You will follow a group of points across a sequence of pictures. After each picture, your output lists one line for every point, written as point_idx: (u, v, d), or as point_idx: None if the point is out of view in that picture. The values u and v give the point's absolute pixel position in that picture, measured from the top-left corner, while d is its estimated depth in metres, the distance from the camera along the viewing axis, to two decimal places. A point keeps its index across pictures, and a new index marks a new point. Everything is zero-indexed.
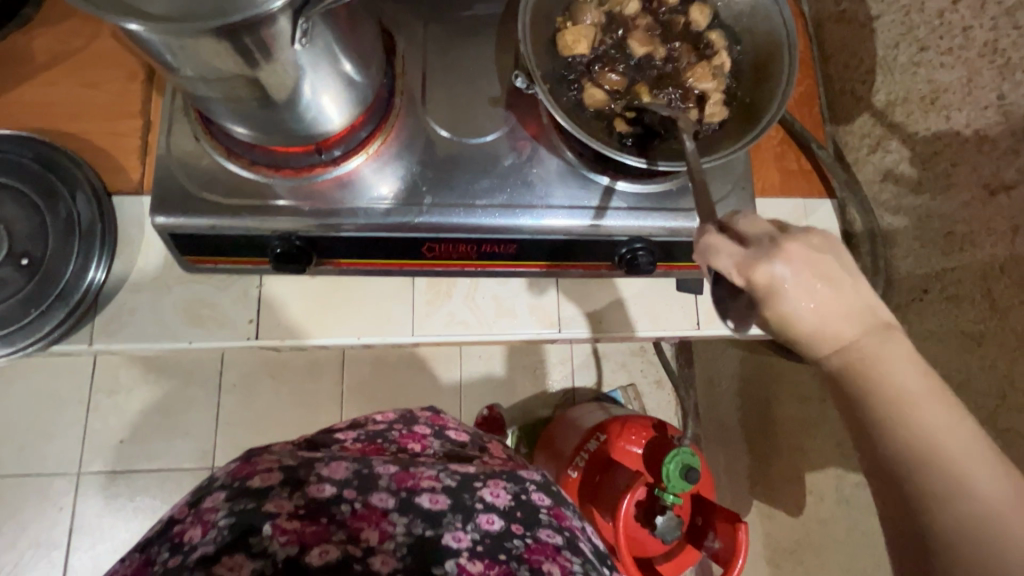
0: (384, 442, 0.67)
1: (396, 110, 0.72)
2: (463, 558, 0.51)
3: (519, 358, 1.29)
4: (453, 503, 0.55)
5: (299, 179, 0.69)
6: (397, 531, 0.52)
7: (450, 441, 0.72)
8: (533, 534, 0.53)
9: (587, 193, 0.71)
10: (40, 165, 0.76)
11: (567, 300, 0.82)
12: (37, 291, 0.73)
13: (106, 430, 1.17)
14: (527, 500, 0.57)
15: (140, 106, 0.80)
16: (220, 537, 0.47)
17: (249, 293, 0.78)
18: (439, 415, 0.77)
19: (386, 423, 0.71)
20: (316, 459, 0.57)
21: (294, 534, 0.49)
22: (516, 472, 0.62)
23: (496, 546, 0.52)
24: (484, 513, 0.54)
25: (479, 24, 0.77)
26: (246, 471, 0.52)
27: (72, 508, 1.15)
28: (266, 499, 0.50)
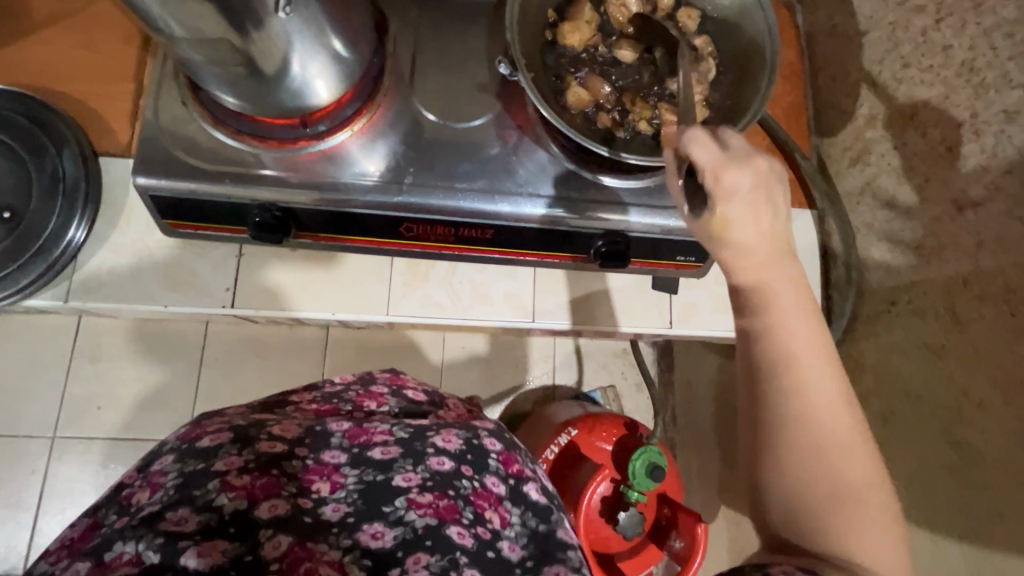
0: (340, 402, 0.69)
1: (384, 89, 0.73)
2: (413, 493, 0.55)
3: (502, 352, 1.29)
4: (405, 450, 0.58)
5: (284, 150, 0.70)
6: (348, 482, 0.55)
7: (409, 397, 0.72)
8: (480, 479, 0.59)
9: (567, 184, 0.72)
10: (28, 120, 0.76)
11: (543, 291, 0.83)
12: (17, 244, 0.74)
13: (84, 395, 1.17)
14: (478, 445, 0.61)
15: (134, 71, 0.81)
16: (168, 496, 0.49)
17: (228, 262, 0.78)
18: (399, 376, 0.76)
19: (343, 385, 0.73)
20: (264, 421, 0.58)
21: (244, 490, 0.51)
22: (470, 421, 0.65)
23: (445, 482, 0.56)
24: (435, 456, 0.58)
25: (476, 11, 0.78)
26: (194, 433, 0.55)
27: (45, 472, 1.16)
28: (212, 460, 0.52)
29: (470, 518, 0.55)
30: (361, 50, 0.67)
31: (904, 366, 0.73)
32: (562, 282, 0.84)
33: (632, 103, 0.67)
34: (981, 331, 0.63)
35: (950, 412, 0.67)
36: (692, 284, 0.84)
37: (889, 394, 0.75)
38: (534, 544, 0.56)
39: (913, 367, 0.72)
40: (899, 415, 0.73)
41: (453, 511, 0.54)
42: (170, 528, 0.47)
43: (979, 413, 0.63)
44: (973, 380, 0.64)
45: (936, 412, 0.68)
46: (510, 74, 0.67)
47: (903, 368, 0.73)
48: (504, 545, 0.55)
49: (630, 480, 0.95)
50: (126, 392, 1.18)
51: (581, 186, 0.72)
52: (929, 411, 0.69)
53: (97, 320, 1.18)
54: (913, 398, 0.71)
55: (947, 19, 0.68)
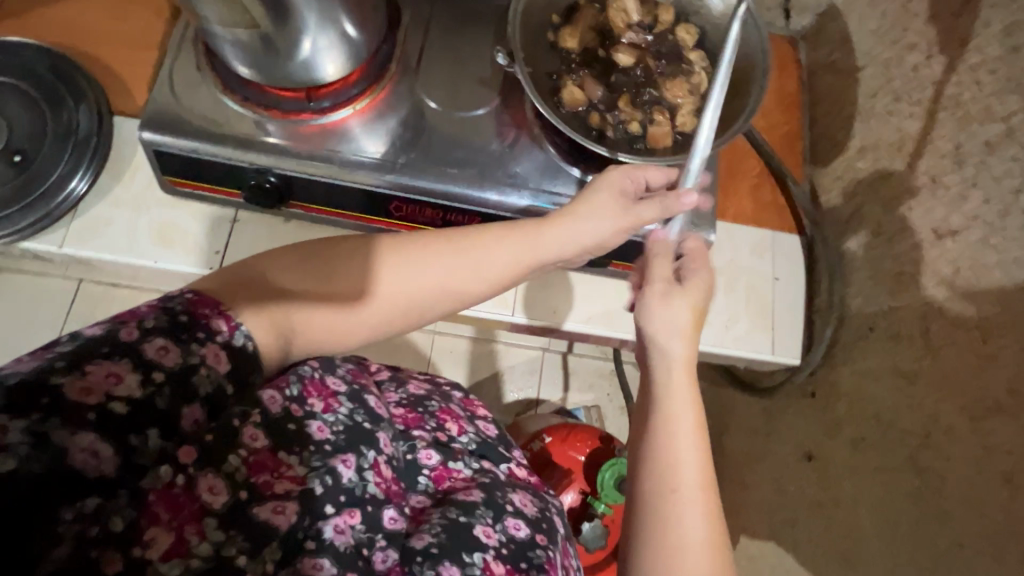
0: (425, 413, 0.64)
1: (390, 74, 0.76)
2: (489, 555, 0.49)
3: (490, 360, 1.29)
4: (487, 499, 0.55)
5: (286, 121, 0.72)
6: (432, 518, 0.52)
7: (481, 430, 0.68)
8: (552, 549, 0.55)
9: (553, 179, 0.73)
10: (52, 73, 0.80)
11: (526, 287, 0.84)
12: (17, 188, 0.75)
13: None
14: (549, 518, 0.59)
15: (161, 40, 0.85)
16: (339, 429, 0.49)
17: (222, 226, 0.80)
18: (471, 401, 0.72)
19: (424, 389, 0.68)
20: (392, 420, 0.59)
21: (384, 482, 0.50)
22: (541, 491, 0.64)
23: (520, 551, 0.52)
24: (513, 518, 0.54)
25: (489, 13, 0.81)
26: (316, 387, 0.51)
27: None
28: (375, 426, 0.53)
29: None
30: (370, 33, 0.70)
31: (877, 392, 0.72)
32: (544, 281, 0.84)
33: (624, 105, 0.69)
34: (953, 358, 0.64)
35: (915, 439, 0.67)
36: None
37: (859, 420, 0.74)
38: None
39: (886, 393, 0.71)
40: (866, 439, 0.73)
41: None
42: (337, 469, 0.47)
43: (947, 440, 0.63)
44: (942, 409, 0.64)
45: (903, 437, 0.68)
46: (507, 66, 0.70)
47: (875, 395, 0.73)
48: None
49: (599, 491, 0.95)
50: None
51: (567, 182, 0.73)
52: (897, 436, 0.69)
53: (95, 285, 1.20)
54: (881, 423, 0.71)
55: (936, 56, 0.70)
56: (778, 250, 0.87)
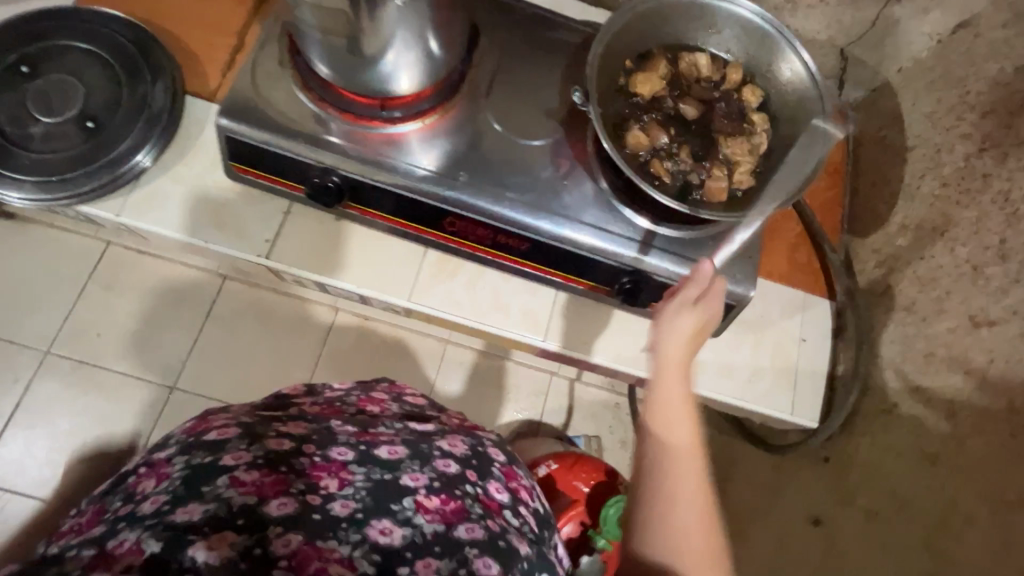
0: (343, 404, 0.71)
1: (460, 95, 0.78)
2: (420, 495, 0.54)
3: (496, 377, 1.28)
4: (410, 453, 0.58)
5: (356, 125, 0.74)
6: (356, 479, 0.53)
7: (408, 402, 0.76)
8: (483, 485, 0.60)
9: (604, 216, 0.75)
10: (132, 46, 0.81)
11: (560, 314, 0.85)
12: (86, 154, 0.77)
13: (87, 318, 1.18)
14: (483, 452, 0.65)
15: (238, 28, 0.87)
16: (173, 488, 0.47)
17: (273, 215, 0.82)
18: (398, 386, 0.81)
19: (344, 390, 0.77)
20: (270, 424, 0.58)
21: (254, 486, 0.48)
22: (473, 432, 0.69)
23: (450, 484, 0.57)
24: (441, 458, 0.59)
25: (558, 46, 0.84)
26: (202, 429, 0.56)
27: (27, 382, 1.15)
28: (220, 450, 0.51)
29: (478, 513, 0.55)
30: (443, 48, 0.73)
31: (898, 467, 0.75)
32: (579, 311, 0.85)
33: (686, 156, 0.71)
34: (979, 446, 0.68)
35: (934, 521, 0.71)
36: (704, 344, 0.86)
37: (875, 491, 0.78)
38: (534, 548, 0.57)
39: (907, 470, 0.74)
40: (882, 512, 0.77)
41: (462, 509, 0.54)
42: (177, 520, 0.44)
43: (967, 526, 0.67)
44: (962, 496, 0.68)
45: (922, 517, 0.72)
46: (580, 104, 0.70)
47: (895, 471, 0.76)
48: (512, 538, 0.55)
49: (599, 526, 0.95)
50: (126, 325, 1.19)
51: (618, 221, 0.75)
52: (914, 515, 0.73)
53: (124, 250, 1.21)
54: (898, 499, 0.75)
55: (990, 150, 0.73)
56: (807, 312, 0.88)
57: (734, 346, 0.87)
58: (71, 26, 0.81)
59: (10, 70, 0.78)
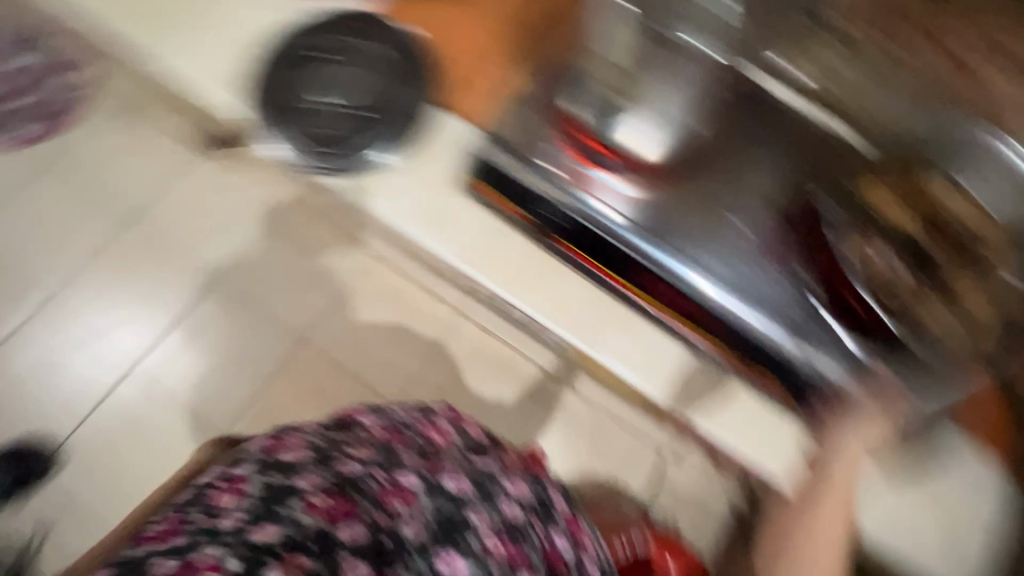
0: (410, 433, 0.75)
1: (689, 163, 0.86)
2: (483, 531, 0.67)
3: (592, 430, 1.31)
4: (478, 490, 0.70)
5: (592, 173, 0.86)
6: (423, 506, 0.67)
7: (471, 437, 0.78)
8: (545, 531, 0.71)
9: (789, 309, 0.80)
10: (403, 56, 0.92)
11: (735, 407, 0.80)
12: (346, 140, 0.88)
13: (264, 263, 1.36)
14: (546, 499, 0.74)
15: (493, 48, 0.92)
16: (249, 506, 0.65)
17: (484, 230, 0.85)
18: (460, 415, 0.81)
19: (409, 414, 0.79)
20: (337, 442, 0.73)
21: (325, 511, 0.65)
22: (537, 473, 0.78)
23: (513, 530, 0.68)
24: (506, 500, 0.71)
25: (795, 137, 0.84)
26: (277, 448, 0.72)
27: (204, 302, 1.35)
28: (295, 473, 0.69)
29: (536, 559, 0.67)
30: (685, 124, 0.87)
31: None
32: (753, 411, 0.80)
33: (894, 279, 0.76)
34: None
35: None
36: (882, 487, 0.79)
37: None
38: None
39: None
40: None
41: (520, 556, 0.67)
42: (256, 540, 0.62)
43: None
44: None
45: None
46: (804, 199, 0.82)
47: None
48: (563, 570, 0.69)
49: None
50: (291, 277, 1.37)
51: (814, 325, 0.79)
52: None
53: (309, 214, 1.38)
54: None
55: None
56: None
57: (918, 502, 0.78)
58: (360, 31, 0.94)
59: (303, 57, 0.91)
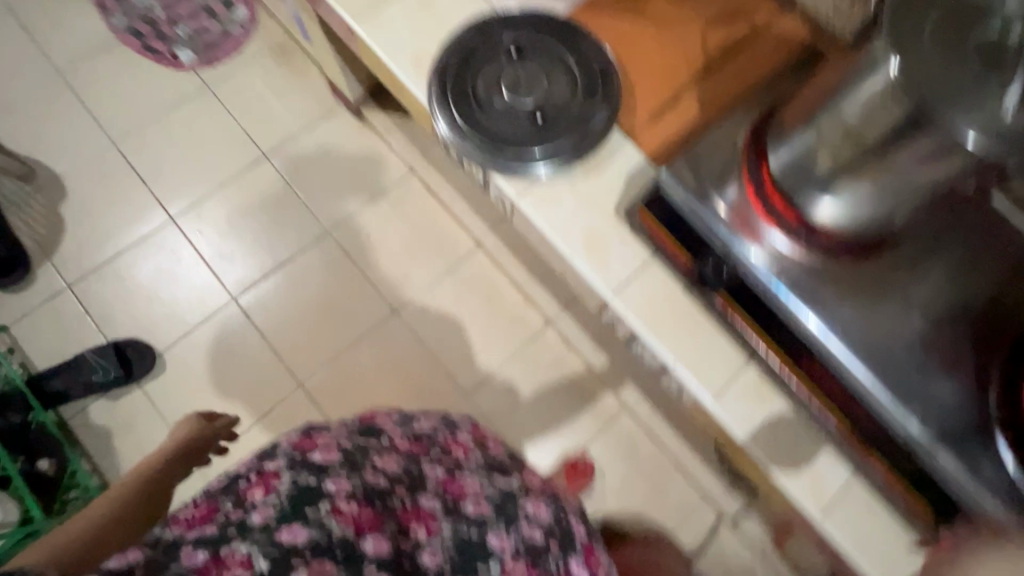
0: (431, 444, 0.81)
1: (882, 248, 0.76)
2: (504, 556, 0.72)
3: (647, 467, 1.41)
4: (497, 511, 0.75)
5: (770, 230, 0.76)
6: (443, 532, 0.72)
7: (488, 454, 0.85)
8: (562, 560, 0.76)
9: (967, 437, 0.70)
10: (599, 72, 0.92)
11: (849, 500, 0.78)
12: (523, 140, 0.89)
13: (393, 239, 1.54)
14: (564, 525, 0.79)
15: (680, 85, 0.92)
16: (279, 505, 0.64)
17: (634, 261, 0.85)
18: (479, 430, 0.91)
19: (432, 427, 0.85)
20: (366, 451, 0.74)
21: (351, 520, 0.65)
22: (557, 501, 0.82)
23: (532, 553, 0.74)
24: (524, 527, 0.75)
25: (999, 251, 0.76)
26: (307, 446, 0.72)
27: (331, 258, 1.53)
28: (325, 475, 0.68)
29: None
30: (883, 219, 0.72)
31: None
32: (868, 514, 0.78)
33: None
34: None
35: None
36: None
37: None
38: None
39: None
40: None
41: None
42: (284, 539, 0.61)
43: None
44: None
45: None
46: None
47: None
48: None
49: None
50: (410, 255, 1.53)
51: (991, 462, 0.69)
52: None
53: (443, 208, 1.56)
54: None
55: None
56: None
57: None
58: (562, 35, 0.93)
59: (504, 49, 0.93)
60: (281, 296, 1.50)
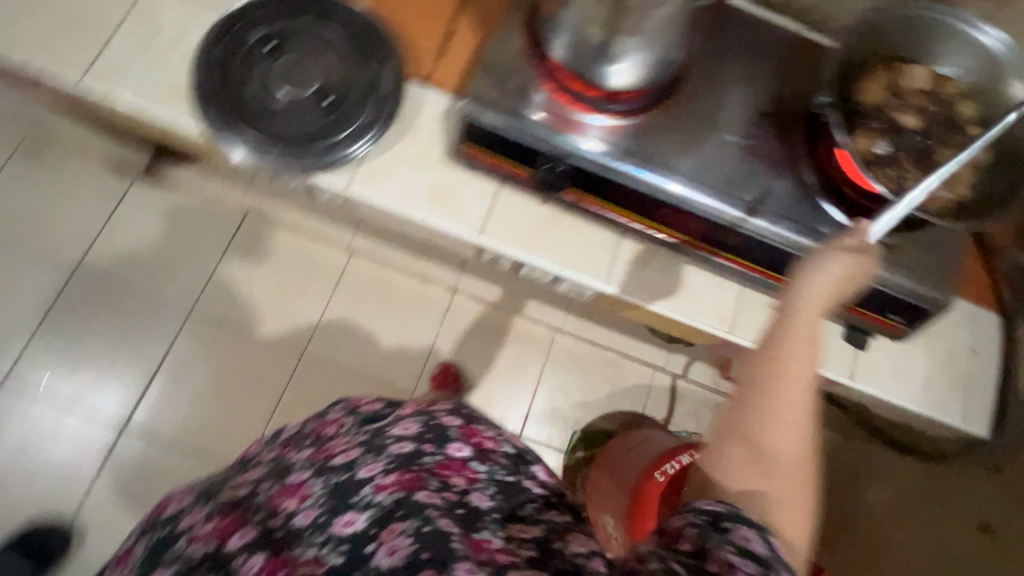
0: (300, 440, 0.64)
1: (681, 89, 0.83)
2: (378, 478, 0.54)
3: (594, 366, 1.48)
4: (365, 446, 0.58)
5: (585, 114, 0.80)
6: (314, 490, 0.56)
7: (364, 412, 0.65)
8: (443, 451, 0.58)
9: (811, 214, 0.79)
10: (366, 32, 0.88)
11: (744, 308, 0.89)
12: (327, 129, 0.84)
13: (260, 284, 1.43)
14: (437, 422, 0.61)
15: (450, 15, 0.92)
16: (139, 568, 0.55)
17: (485, 197, 0.87)
18: (358, 399, 0.69)
19: (300, 424, 0.69)
20: (227, 478, 0.64)
21: (212, 535, 0.54)
22: (425, 406, 0.64)
23: (406, 462, 0.56)
24: (394, 441, 0.57)
25: (764, 53, 0.87)
26: (161, 509, 0.62)
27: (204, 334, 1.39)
28: (177, 520, 0.58)
29: (436, 485, 0.54)
30: (665, 56, 0.75)
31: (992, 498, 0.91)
32: (761, 310, 0.89)
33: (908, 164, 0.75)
34: None
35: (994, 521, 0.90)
36: (882, 348, 0.89)
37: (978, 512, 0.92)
38: (501, 494, 0.56)
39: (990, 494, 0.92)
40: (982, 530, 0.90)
41: (417, 481, 0.54)
42: None
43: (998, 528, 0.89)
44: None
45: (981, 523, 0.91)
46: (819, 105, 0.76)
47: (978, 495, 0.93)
48: (474, 498, 0.54)
49: None
50: (285, 290, 1.44)
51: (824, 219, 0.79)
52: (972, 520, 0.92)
53: (294, 229, 1.46)
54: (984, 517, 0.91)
55: None
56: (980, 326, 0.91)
57: (912, 353, 0.89)
58: (312, 10, 0.88)
59: (260, 46, 0.86)
60: (173, 399, 1.36)
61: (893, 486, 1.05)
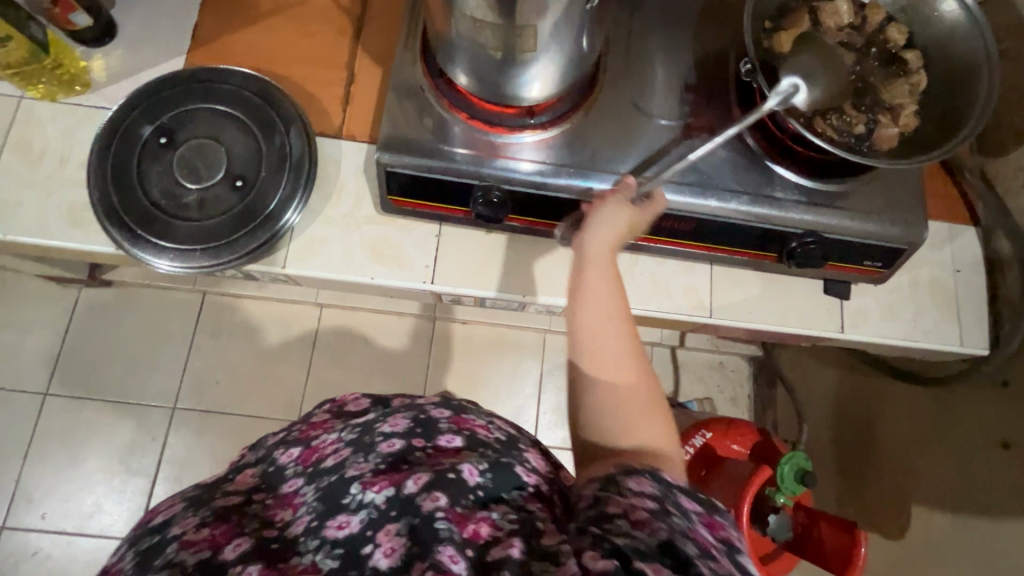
0: (286, 444, 0.60)
1: (600, 82, 0.78)
2: (366, 477, 0.51)
3: None
4: (355, 446, 0.55)
5: (506, 136, 0.74)
6: (307, 498, 0.52)
7: (353, 412, 0.64)
8: (432, 443, 0.54)
9: (763, 179, 0.75)
10: (259, 98, 0.81)
11: (718, 287, 0.86)
12: (246, 212, 0.78)
13: (239, 362, 1.41)
14: (425, 416, 0.57)
15: (347, 60, 0.87)
16: None
17: (429, 241, 0.83)
18: (342, 397, 0.69)
19: (287, 428, 0.65)
20: (219, 486, 0.56)
21: (205, 542, 0.46)
22: (413, 401, 0.60)
23: (397, 460, 0.52)
24: (384, 438, 0.54)
25: (676, 21, 0.83)
26: (148, 518, 0.53)
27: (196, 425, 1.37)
28: (166, 527, 0.49)
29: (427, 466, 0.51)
30: (574, 55, 0.68)
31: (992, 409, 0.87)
32: (736, 284, 0.87)
33: (850, 108, 0.70)
34: None
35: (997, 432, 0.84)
36: (863, 291, 0.87)
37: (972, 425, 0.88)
38: (494, 475, 0.50)
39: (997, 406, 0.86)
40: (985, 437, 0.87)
41: (408, 475, 0.50)
42: None
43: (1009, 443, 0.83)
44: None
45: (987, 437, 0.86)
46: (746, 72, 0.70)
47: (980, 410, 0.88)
48: (466, 471, 0.49)
49: (777, 484, 0.95)
50: (265, 361, 1.41)
51: (779, 183, 0.75)
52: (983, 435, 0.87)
53: (259, 299, 1.42)
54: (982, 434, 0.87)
55: None
56: (956, 242, 0.89)
57: (894, 288, 0.87)
58: (195, 89, 0.81)
59: (152, 143, 0.80)
60: None
61: (905, 417, 1.02)
